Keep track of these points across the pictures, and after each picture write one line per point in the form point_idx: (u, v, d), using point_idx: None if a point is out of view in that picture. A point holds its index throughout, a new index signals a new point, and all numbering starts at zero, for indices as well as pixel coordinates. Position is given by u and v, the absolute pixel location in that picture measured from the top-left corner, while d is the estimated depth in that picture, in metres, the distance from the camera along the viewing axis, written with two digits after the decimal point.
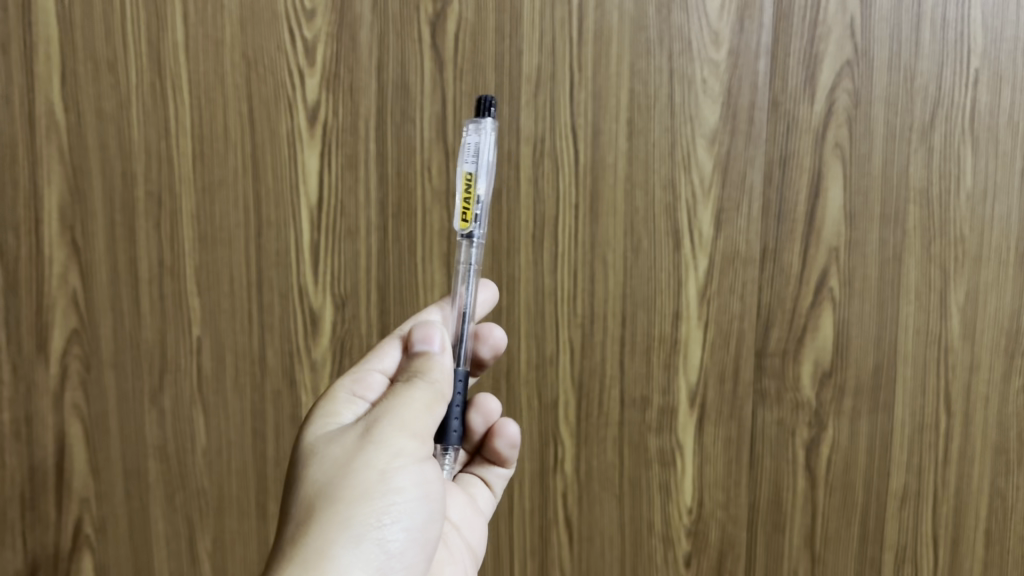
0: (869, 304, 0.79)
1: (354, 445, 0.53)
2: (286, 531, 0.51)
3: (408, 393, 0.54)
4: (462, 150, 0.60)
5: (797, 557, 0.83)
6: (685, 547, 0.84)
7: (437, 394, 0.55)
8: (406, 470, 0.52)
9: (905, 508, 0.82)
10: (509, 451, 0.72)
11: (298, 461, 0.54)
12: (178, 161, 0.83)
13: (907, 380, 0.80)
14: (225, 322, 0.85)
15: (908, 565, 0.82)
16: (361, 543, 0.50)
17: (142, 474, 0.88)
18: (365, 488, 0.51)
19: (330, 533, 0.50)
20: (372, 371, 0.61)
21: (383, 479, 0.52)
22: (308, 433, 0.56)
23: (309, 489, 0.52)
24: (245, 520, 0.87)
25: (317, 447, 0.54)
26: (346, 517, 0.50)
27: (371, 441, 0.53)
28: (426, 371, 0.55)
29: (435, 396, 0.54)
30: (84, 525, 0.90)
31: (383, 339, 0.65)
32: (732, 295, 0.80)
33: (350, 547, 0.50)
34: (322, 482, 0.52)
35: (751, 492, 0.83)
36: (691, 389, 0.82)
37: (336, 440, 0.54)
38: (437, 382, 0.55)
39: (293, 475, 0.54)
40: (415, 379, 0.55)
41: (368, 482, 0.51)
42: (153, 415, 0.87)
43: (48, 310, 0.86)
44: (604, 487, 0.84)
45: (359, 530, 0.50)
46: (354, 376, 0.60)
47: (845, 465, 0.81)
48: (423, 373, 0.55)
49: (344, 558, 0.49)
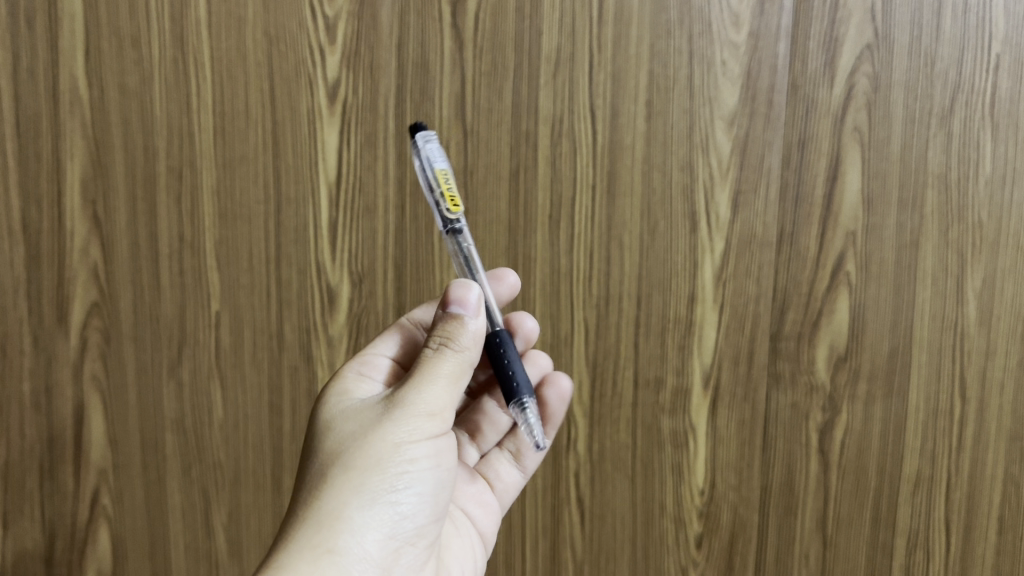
0: (885, 288, 0.79)
1: (371, 417, 0.53)
2: (301, 495, 0.52)
3: (430, 365, 0.53)
4: (430, 150, 0.62)
5: (809, 540, 0.84)
6: (696, 529, 0.85)
7: (462, 364, 0.54)
8: (419, 440, 0.53)
9: (918, 493, 0.82)
10: (556, 405, 0.70)
11: (315, 429, 0.55)
12: (199, 137, 0.83)
13: (922, 364, 0.80)
14: (243, 297, 0.85)
15: (919, 551, 0.82)
16: (372, 506, 0.51)
17: (159, 446, 0.89)
18: (378, 458, 0.52)
19: (343, 499, 0.51)
20: (379, 357, 0.62)
21: (397, 450, 0.52)
22: (325, 402, 0.57)
23: (325, 456, 0.53)
24: (261, 494, 0.88)
25: (333, 417, 0.55)
26: (357, 483, 0.51)
27: (388, 413, 0.53)
28: (454, 339, 0.53)
29: (458, 367, 0.53)
30: (102, 495, 0.91)
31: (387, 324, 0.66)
32: (747, 278, 0.80)
33: (361, 511, 0.51)
34: (338, 451, 0.52)
35: (764, 475, 0.83)
36: (705, 371, 0.82)
37: (351, 411, 0.55)
38: (465, 350, 0.53)
39: (312, 442, 0.55)
40: (442, 347, 0.53)
41: (380, 453, 0.52)
42: (172, 388, 0.88)
43: (70, 283, 0.87)
44: (617, 467, 0.85)
45: (371, 496, 0.51)
46: (364, 358, 0.61)
47: (858, 449, 0.82)
48: (454, 342, 0.53)
49: (354, 522, 0.51)
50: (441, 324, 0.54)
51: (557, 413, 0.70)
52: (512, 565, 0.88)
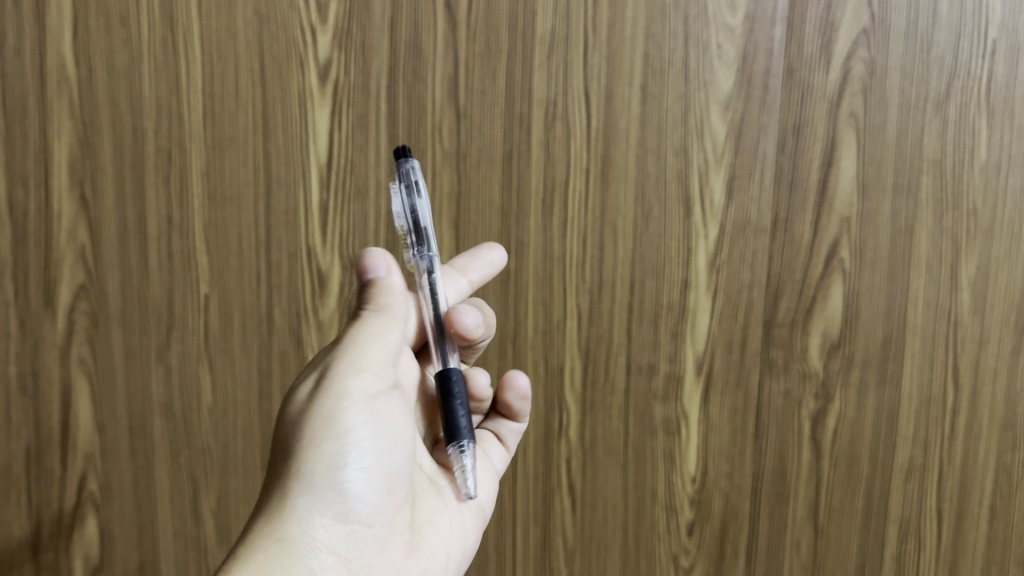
0: (879, 275, 0.78)
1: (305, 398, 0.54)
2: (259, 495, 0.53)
3: (353, 331, 0.55)
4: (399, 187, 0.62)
5: (800, 528, 0.83)
6: (687, 516, 0.85)
7: (383, 320, 0.55)
8: (351, 402, 0.53)
9: (910, 482, 0.81)
10: (519, 403, 0.67)
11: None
12: (189, 118, 0.82)
13: (916, 352, 0.79)
14: (232, 281, 0.84)
15: (911, 540, 0.82)
16: (317, 486, 0.51)
17: (147, 431, 0.88)
18: (312, 433, 0.52)
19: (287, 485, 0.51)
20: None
21: (333, 421, 0.52)
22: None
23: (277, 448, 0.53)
24: (249, 480, 0.88)
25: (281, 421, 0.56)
26: (298, 467, 0.52)
27: (319, 386, 0.54)
28: (380, 304, 0.56)
29: (380, 326, 0.55)
30: (88, 481, 0.90)
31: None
32: (741, 264, 0.79)
33: (303, 494, 0.51)
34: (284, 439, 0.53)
35: (755, 463, 0.83)
36: (698, 358, 0.81)
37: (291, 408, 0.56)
38: (381, 307, 0.56)
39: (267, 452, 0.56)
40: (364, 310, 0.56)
41: (317, 428, 0.52)
42: (159, 372, 0.87)
43: (57, 265, 0.86)
44: (609, 454, 0.84)
45: (312, 472, 0.51)
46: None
47: (851, 437, 0.81)
48: (379, 306, 0.56)
49: (302, 507, 0.51)
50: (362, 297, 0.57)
51: (524, 409, 0.67)
52: (502, 551, 0.88)
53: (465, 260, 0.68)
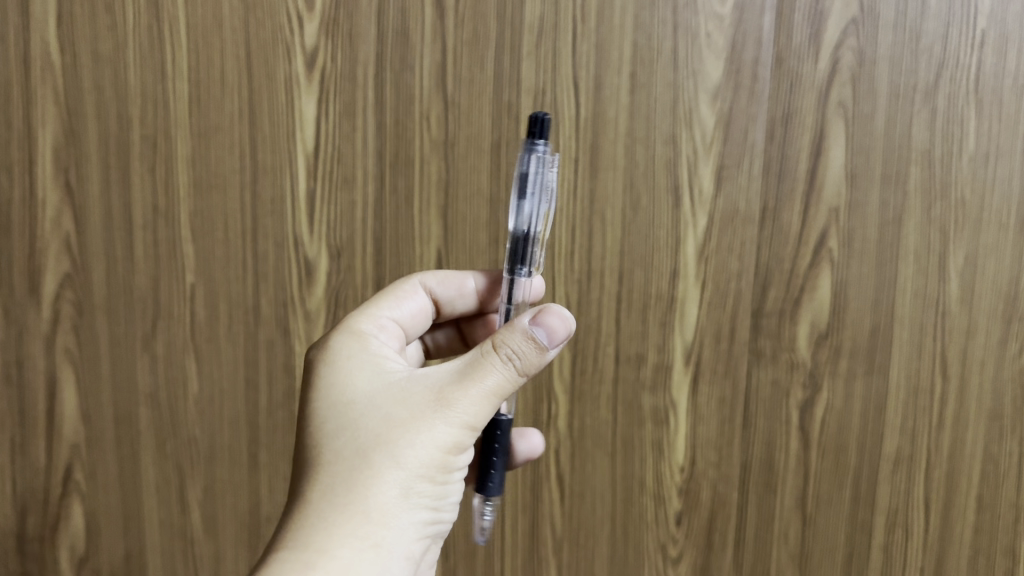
0: (868, 265, 0.78)
1: (414, 409, 0.49)
2: (339, 477, 0.48)
3: (491, 374, 0.49)
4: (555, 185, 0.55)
5: (788, 518, 0.84)
6: (676, 506, 0.85)
7: (520, 378, 0.50)
8: (465, 448, 0.50)
9: (897, 471, 0.82)
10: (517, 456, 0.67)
11: (328, 409, 0.51)
12: (174, 105, 0.82)
13: (904, 341, 0.79)
14: (218, 269, 0.84)
15: (899, 530, 0.83)
16: (415, 510, 0.49)
17: (133, 421, 0.88)
18: (429, 462, 0.49)
19: (388, 500, 0.48)
20: (384, 319, 0.59)
21: (448, 458, 0.49)
22: (339, 367, 0.53)
23: (372, 442, 0.49)
24: (236, 469, 0.87)
25: (353, 394, 0.51)
26: (403, 486, 0.48)
27: (442, 414, 0.49)
28: (524, 359, 0.49)
29: (513, 381, 0.50)
30: (74, 470, 0.90)
31: (401, 282, 0.64)
32: (729, 254, 0.79)
33: (404, 514, 0.48)
34: (386, 443, 0.49)
35: (744, 452, 0.83)
36: (686, 348, 0.81)
37: (377, 394, 0.51)
38: (525, 372, 0.50)
39: (342, 419, 0.50)
40: (508, 361, 0.49)
41: (434, 461, 0.49)
42: (145, 361, 0.86)
43: (41, 254, 0.86)
44: (597, 444, 0.84)
45: (412, 499, 0.49)
46: (373, 320, 0.58)
47: (839, 427, 0.81)
48: (525, 363, 0.49)
49: (398, 524, 0.48)
50: (509, 333, 0.50)
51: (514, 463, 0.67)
52: (491, 540, 0.89)
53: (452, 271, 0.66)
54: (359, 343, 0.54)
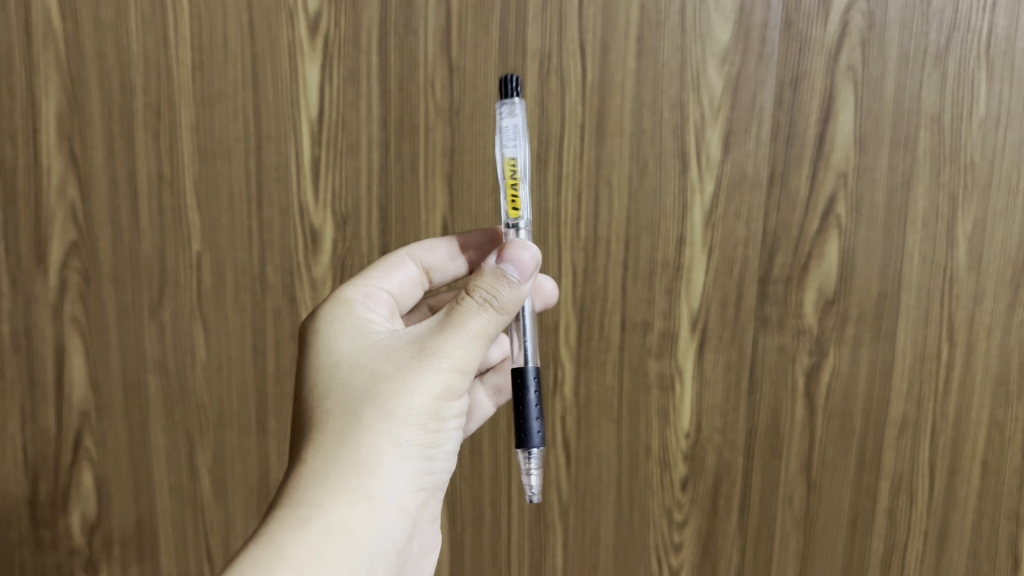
0: (875, 231, 0.78)
1: (400, 362, 0.52)
2: (331, 434, 0.51)
3: (471, 318, 0.51)
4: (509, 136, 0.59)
5: (793, 483, 0.84)
6: (681, 471, 0.85)
7: (501, 320, 0.52)
8: (452, 395, 0.52)
9: (902, 437, 0.82)
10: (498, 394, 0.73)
11: (320, 376, 0.54)
12: (177, 72, 0.81)
13: (911, 308, 0.79)
14: (224, 237, 0.84)
15: (904, 495, 0.83)
16: (407, 460, 0.52)
17: (142, 388, 0.88)
18: (417, 411, 0.51)
19: (380, 450, 0.51)
20: (376, 290, 0.63)
21: (434, 405, 0.52)
22: (330, 334, 0.56)
23: (360, 399, 0.51)
24: (245, 436, 0.88)
25: (343, 356, 0.54)
26: (392, 437, 0.51)
27: (425, 364, 0.51)
28: (499, 298, 0.51)
29: (494, 324, 0.52)
30: (84, 437, 0.90)
31: (389, 257, 0.67)
32: (736, 220, 0.79)
33: (396, 464, 0.51)
34: (373, 397, 0.51)
35: (749, 418, 0.83)
36: (692, 315, 0.81)
37: (365, 353, 0.54)
38: (506, 311, 0.52)
39: (332, 381, 0.53)
40: (486, 303, 0.51)
41: (422, 410, 0.51)
42: (153, 329, 0.87)
43: (47, 222, 0.86)
44: (603, 411, 0.85)
45: (404, 449, 0.51)
46: (362, 290, 0.61)
47: (845, 392, 0.82)
48: (500, 300, 0.51)
49: (390, 474, 0.51)
50: (485, 278, 0.51)
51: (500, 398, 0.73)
52: (497, 504, 0.89)
53: (439, 239, 0.69)
54: (346, 309, 0.58)
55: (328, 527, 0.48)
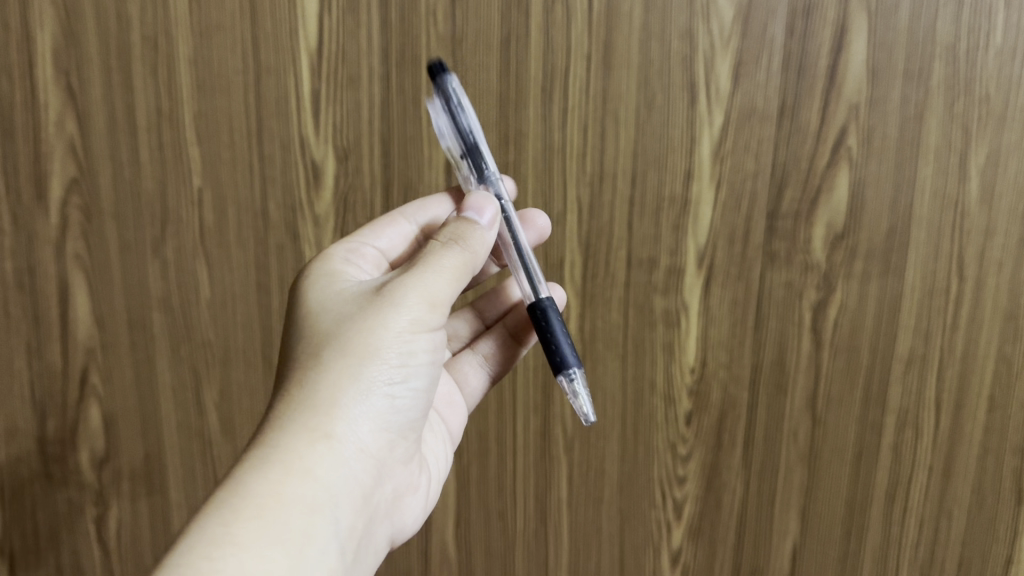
0: (886, 164, 0.76)
1: (369, 303, 0.57)
2: (300, 374, 0.56)
3: (441, 258, 0.58)
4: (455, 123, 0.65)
5: (798, 418, 0.85)
6: (686, 406, 0.86)
7: (468, 259, 0.59)
8: (419, 332, 0.57)
9: (909, 372, 0.82)
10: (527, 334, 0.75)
11: (296, 326, 0.59)
12: (174, 3, 0.79)
13: (921, 242, 0.78)
14: (225, 172, 0.83)
15: (909, 430, 0.83)
16: (369, 398, 0.56)
17: (147, 325, 0.88)
18: (379, 348, 0.56)
19: (342, 386, 0.55)
20: (364, 246, 0.67)
21: (397, 343, 0.56)
22: (308, 285, 0.61)
23: (328, 340, 0.56)
24: (251, 372, 0.88)
25: (318, 305, 0.59)
26: (355, 374, 0.55)
27: (389, 305, 0.57)
28: (464, 239, 0.59)
29: (457, 264, 0.59)
30: (91, 375, 0.91)
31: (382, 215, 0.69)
32: (745, 154, 0.77)
33: (359, 401, 0.55)
34: (339, 337, 0.56)
35: (755, 353, 0.83)
36: (699, 250, 0.81)
37: (337, 300, 0.59)
38: (471, 248, 0.60)
39: (306, 328, 0.58)
40: (451, 242, 0.59)
41: (384, 347, 0.56)
42: (156, 266, 0.86)
43: (47, 158, 0.85)
44: (608, 347, 0.85)
45: (366, 386, 0.56)
46: (350, 246, 0.66)
47: (852, 327, 0.81)
48: (464, 240, 0.59)
49: (353, 411, 0.55)
50: (454, 224, 0.60)
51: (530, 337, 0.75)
52: (503, 438, 0.90)
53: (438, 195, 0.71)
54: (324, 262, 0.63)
55: (291, 458, 0.52)
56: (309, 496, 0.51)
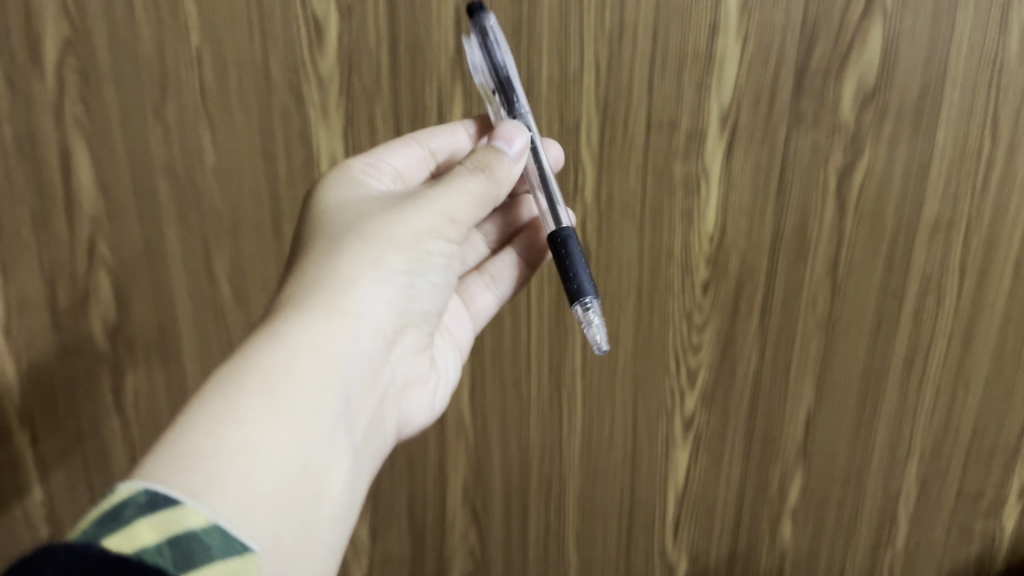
0: (923, 16, 0.71)
1: (391, 206, 0.61)
2: (319, 257, 0.59)
3: (464, 180, 0.62)
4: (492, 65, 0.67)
5: (818, 285, 0.83)
6: (703, 274, 0.84)
7: (491, 186, 0.63)
8: (433, 238, 0.61)
9: (935, 238, 0.79)
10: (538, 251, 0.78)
11: (317, 217, 0.62)
12: None
13: (954, 102, 0.74)
14: (224, 31, 0.78)
15: (931, 297, 0.82)
16: (381, 289, 0.59)
17: (153, 193, 0.86)
18: (396, 244, 0.60)
19: (358, 272, 0.58)
20: (380, 161, 0.69)
21: (413, 242, 0.60)
22: (330, 186, 0.64)
23: (349, 231, 0.60)
24: (261, 241, 0.87)
25: (339, 203, 0.63)
26: (371, 265, 0.59)
27: (411, 210, 0.61)
28: (490, 166, 0.63)
29: (479, 186, 0.62)
30: (99, 244, 0.89)
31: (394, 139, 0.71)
32: (776, 6, 0.72)
33: (372, 288, 0.59)
34: (361, 229, 0.60)
35: (776, 220, 0.81)
36: (722, 111, 0.77)
37: (359, 202, 0.62)
38: (495, 176, 0.63)
39: (327, 220, 0.61)
40: (478, 169, 0.63)
41: (402, 244, 0.60)
42: (158, 132, 0.83)
43: (38, 18, 0.80)
44: (625, 215, 0.83)
45: (380, 276, 0.59)
46: (368, 162, 0.68)
47: (878, 191, 0.78)
48: (490, 167, 0.63)
49: (365, 297, 0.58)
50: (482, 153, 0.64)
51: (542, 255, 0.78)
52: (517, 306, 0.89)
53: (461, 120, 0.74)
54: (344, 169, 0.66)
55: (304, 328, 0.55)
56: (320, 372, 0.53)
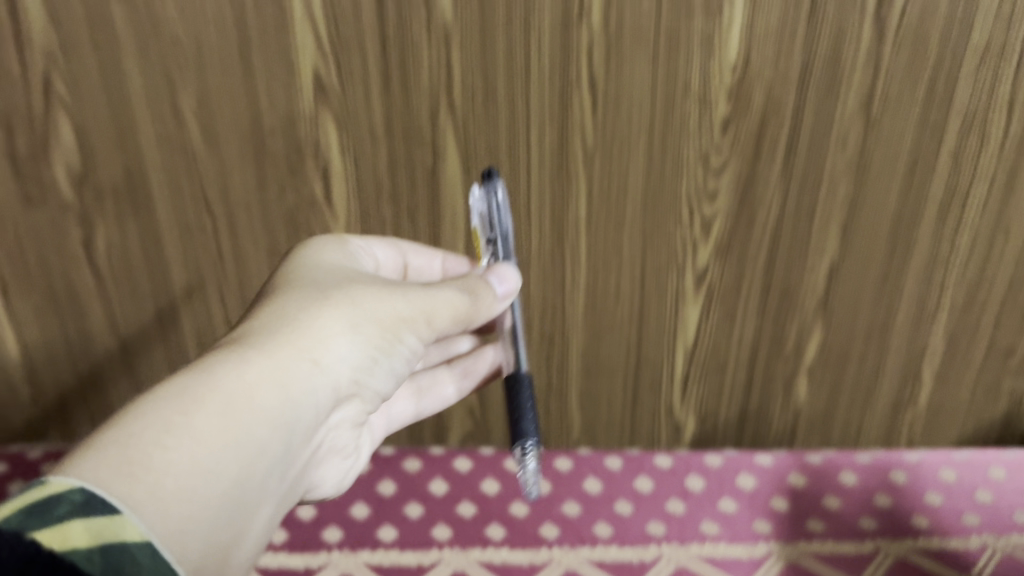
0: None
1: (375, 284, 0.58)
2: (295, 294, 0.54)
3: (448, 292, 0.59)
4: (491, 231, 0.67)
5: (849, 121, 0.75)
6: (723, 111, 0.75)
7: (473, 308, 0.60)
8: (408, 329, 0.57)
9: (984, 67, 0.72)
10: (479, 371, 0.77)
11: (293, 267, 0.58)
12: None
13: None
14: None
15: (974, 135, 0.75)
16: (353, 349, 0.54)
17: (108, 22, 0.75)
18: (376, 316, 0.56)
19: (334, 317, 0.54)
20: (366, 249, 0.67)
21: (392, 321, 0.56)
22: (312, 250, 0.61)
23: (330, 287, 0.56)
24: (229, 75, 0.78)
25: (317, 265, 0.59)
26: (349, 318, 0.54)
27: (394, 293, 0.57)
28: (478, 292, 0.61)
29: (458, 306, 0.59)
30: (54, 82, 0.79)
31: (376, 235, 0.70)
32: None
33: (347, 342, 0.54)
34: (344, 289, 0.56)
35: (805, 48, 0.72)
36: None
37: (339, 270, 0.59)
38: (481, 298, 0.61)
39: (305, 272, 0.57)
40: (464, 290, 0.60)
41: (382, 321, 0.56)
42: None
43: None
44: (637, 43, 0.73)
45: (355, 336, 0.54)
46: (361, 242, 0.67)
47: (923, 12, 0.69)
48: (477, 291, 0.61)
49: (336, 347, 0.53)
50: (475, 279, 0.62)
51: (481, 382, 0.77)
52: (515, 152, 0.79)
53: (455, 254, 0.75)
54: (338, 243, 0.63)
55: (271, 362, 0.50)
56: (275, 414, 0.48)
